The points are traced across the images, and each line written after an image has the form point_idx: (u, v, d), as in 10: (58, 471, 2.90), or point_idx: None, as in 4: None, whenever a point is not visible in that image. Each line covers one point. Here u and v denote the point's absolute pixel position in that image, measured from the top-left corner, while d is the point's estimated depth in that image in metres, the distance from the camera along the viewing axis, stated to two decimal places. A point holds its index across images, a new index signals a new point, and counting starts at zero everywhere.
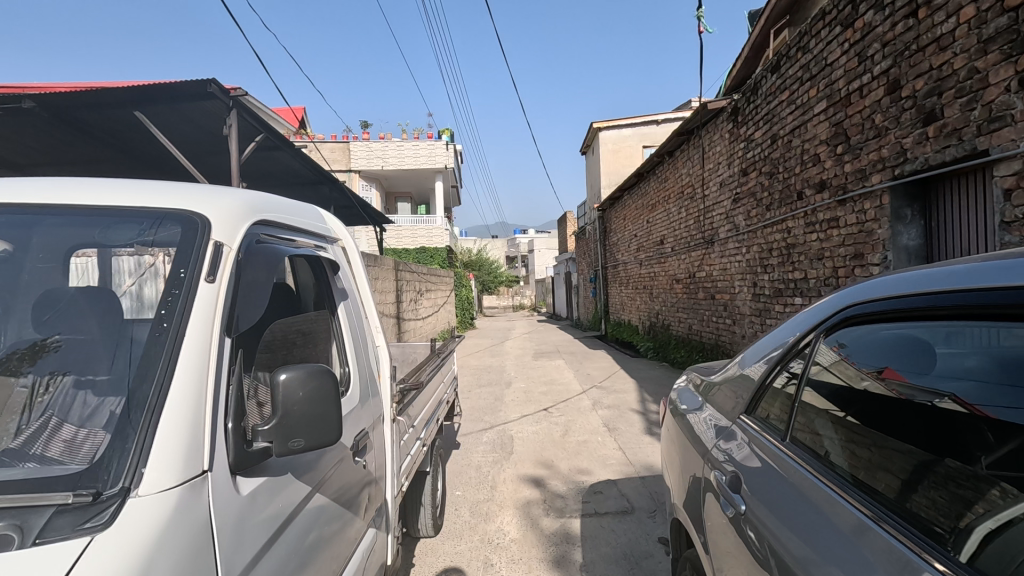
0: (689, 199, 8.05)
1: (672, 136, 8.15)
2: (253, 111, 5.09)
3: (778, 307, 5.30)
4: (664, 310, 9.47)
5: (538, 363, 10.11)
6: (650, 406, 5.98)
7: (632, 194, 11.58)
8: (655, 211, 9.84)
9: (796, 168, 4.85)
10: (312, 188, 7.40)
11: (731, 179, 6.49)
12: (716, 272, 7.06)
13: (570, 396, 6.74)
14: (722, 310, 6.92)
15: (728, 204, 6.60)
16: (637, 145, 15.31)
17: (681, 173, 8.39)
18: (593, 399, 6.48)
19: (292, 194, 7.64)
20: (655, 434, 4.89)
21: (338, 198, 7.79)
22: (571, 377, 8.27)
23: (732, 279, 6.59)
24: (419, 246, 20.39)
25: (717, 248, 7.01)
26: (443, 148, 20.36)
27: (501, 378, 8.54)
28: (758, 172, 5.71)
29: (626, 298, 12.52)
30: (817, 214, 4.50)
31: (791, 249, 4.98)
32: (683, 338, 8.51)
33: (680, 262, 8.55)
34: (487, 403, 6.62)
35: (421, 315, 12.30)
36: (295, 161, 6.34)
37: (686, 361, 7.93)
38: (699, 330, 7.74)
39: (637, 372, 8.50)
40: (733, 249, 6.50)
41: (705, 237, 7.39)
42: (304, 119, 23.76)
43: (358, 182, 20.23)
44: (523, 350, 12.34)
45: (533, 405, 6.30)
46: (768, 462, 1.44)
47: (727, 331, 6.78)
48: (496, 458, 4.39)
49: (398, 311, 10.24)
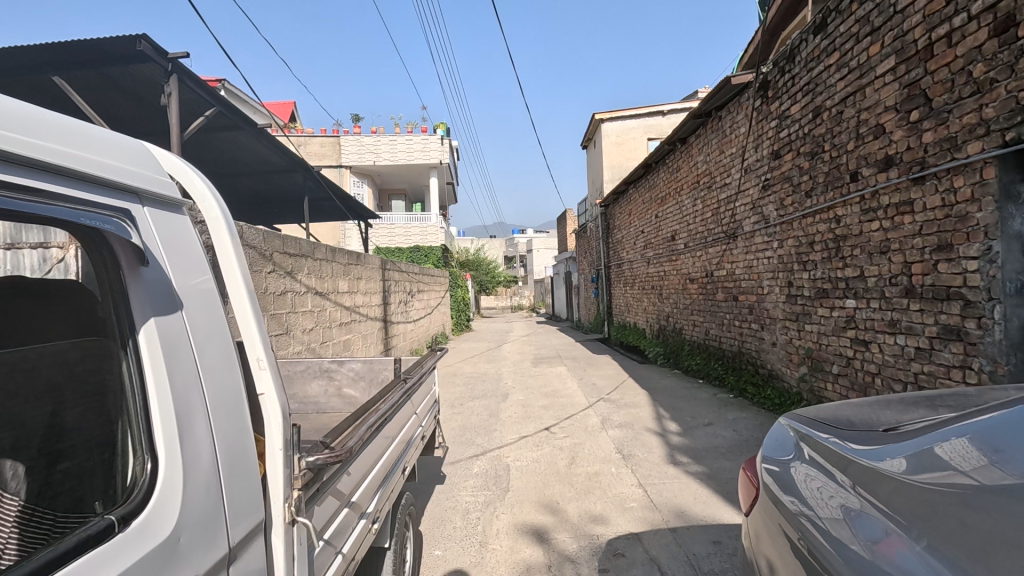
0: (705, 188, 7.23)
1: (688, 118, 7.32)
2: (199, 79, 4.25)
3: (821, 310, 4.49)
4: (676, 313, 8.66)
5: (537, 370, 9.30)
6: (668, 426, 5.18)
7: (638, 187, 10.77)
8: (665, 203, 9.03)
9: (848, 144, 4.04)
10: (283, 175, 6.60)
11: (758, 162, 5.68)
12: (739, 270, 6.25)
13: (574, 412, 5.94)
14: (746, 312, 6.12)
15: (755, 192, 5.80)
16: (641, 137, 14.49)
17: (696, 160, 7.59)
18: (601, 416, 5.67)
19: (262, 184, 6.85)
20: (678, 464, 4.09)
21: (315, 188, 7.00)
22: (575, 387, 7.47)
23: (759, 277, 5.78)
24: (413, 245, 19.59)
25: (739, 241, 6.21)
26: (437, 142, 19.53)
27: (498, 388, 7.73)
28: (794, 153, 4.90)
29: (631, 299, 11.72)
30: (878, 198, 3.70)
31: (840, 241, 4.16)
32: (698, 343, 7.71)
33: (694, 259, 7.75)
34: (481, 420, 5.82)
35: (412, 318, 11.49)
36: (258, 139, 5.55)
37: (703, 370, 7.13)
38: (719, 334, 6.94)
39: (646, 381, 7.70)
40: (761, 244, 5.70)
41: (726, 230, 6.58)
42: (294, 113, 22.92)
43: (349, 178, 19.39)
44: (522, 355, 11.53)
45: (533, 424, 5.50)
46: (870, 517, 1.14)
47: (752, 337, 5.98)
48: (488, 498, 3.60)
49: (385, 314, 9.43)
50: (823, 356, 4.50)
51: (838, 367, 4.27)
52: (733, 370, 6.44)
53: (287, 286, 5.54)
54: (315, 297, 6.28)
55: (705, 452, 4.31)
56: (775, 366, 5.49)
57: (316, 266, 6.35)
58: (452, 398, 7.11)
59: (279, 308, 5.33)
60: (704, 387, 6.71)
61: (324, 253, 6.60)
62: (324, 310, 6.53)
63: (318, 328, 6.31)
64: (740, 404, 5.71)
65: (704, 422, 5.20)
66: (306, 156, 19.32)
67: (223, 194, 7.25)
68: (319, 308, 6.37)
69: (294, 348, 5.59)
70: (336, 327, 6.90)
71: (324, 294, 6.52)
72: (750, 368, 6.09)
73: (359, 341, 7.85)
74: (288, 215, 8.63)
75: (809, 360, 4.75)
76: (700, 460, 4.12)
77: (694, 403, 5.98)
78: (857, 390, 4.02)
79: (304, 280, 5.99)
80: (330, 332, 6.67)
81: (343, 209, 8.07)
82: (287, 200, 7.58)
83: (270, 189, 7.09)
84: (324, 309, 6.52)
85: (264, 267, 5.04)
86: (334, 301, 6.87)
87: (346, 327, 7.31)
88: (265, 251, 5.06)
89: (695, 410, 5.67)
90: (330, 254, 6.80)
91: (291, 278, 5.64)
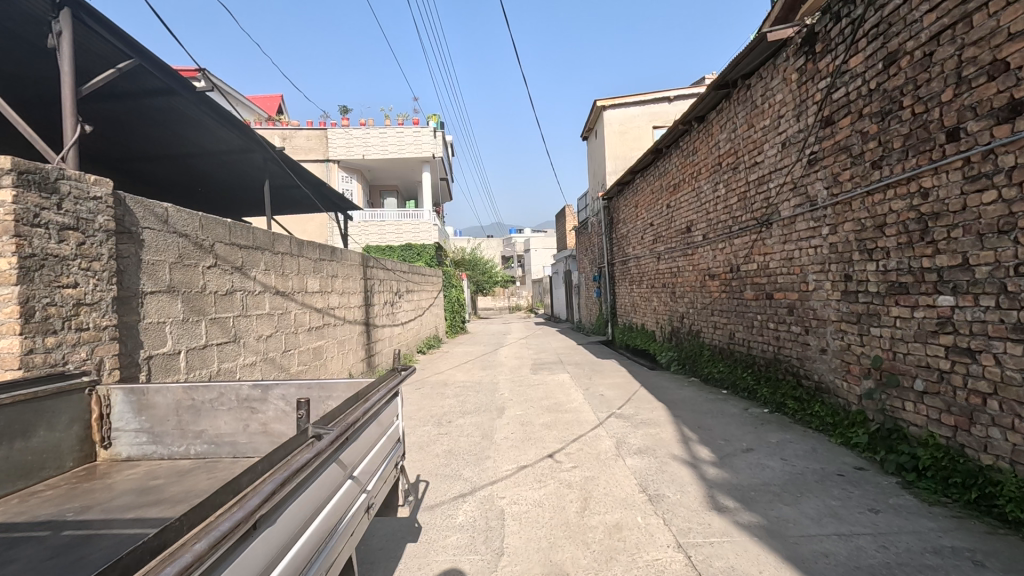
0: (729, 170, 6.30)
1: (710, 90, 6.38)
2: (100, 17, 3.29)
3: (897, 310, 3.57)
4: (693, 314, 7.72)
5: (537, 378, 8.37)
6: (699, 453, 4.23)
7: (647, 175, 9.85)
8: (679, 190, 8.08)
9: (942, 94, 3.12)
10: (239, 154, 5.70)
11: (801, 133, 4.75)
12: (775, 263, 5.32)
13: (582, 434, 4.99)
14: (783, 312, 5.20)
15: (795, 170, 4.88)
16: (646, 125, 13.57)
17: (717, 139, 6.65)
18: (615, 439, 4.72)
19: (216, 165, 5.96)
20: (724, 511, 3.13)
21: (277, 170, 6.10)
22: (580, 399, 6.53)
23: (801, 270, 4.85)
24: (405, 244, 18.65)
25: (775, 229, 5.28)
26: (429, 134, 18.55)
27: (493, 400, 6.80)
28: (854, 116, 3.98)
29: (638, 298, 10.80)
30: (996, 158, 2.77)
31: (929, 221, 3.25)
32: (721, 349, 6.77)
33: (715, 252, 6.82)
34: (471, 445, 4.86)
35: (399, 321, 10.54)
36: (197, 104, 4.62)
37: (729, 380, 6.19)
38: (747, 338, 6.00)
39: (661, 392, 6.75)
40: (804, 231, 4.78)
41: (757, 217, 5.65)
42: (280, 107, 21.97)
43: (336, 173, 18.42)
44: (520, 360, 10.60)
45: (534, 451, 4.55)
46: None
47: (792, 342, 5.06)
48: (474, 568, 2.64)
49: (368, 317, 8.48)
50: (901, 368, 3.57)
51: (925, 382, 3.35)
52: (766, 381, 5.50)
53: (235, 284, 4.58)
54: (275, 299, 5.32)
55: (754, 493, 3.36)
56: (825, 378, 4.55)
57: (277, 262, 5.39)
58: (440, 414, 6.16)
59: (224, 311, 4.37)
60: (731, 401, 5.77)
61: (288, 247, 5.64)
62: (288, 314, 5.57)
63: (280, 335, 5.35)
64: (781, 424, 4.77)
65: (743, 448, 4.25)
66: (292, 150, 18.35)
67: (172, 180, 6.32)
68: (281, 312, 5.41)
69: (244, 360, 4.63)
70: (304, 333, 5.95)
71: (287, 295, 5.56)
72: (790, 379, 5.15)
73: (334, 348, 6.88)
74: (256, 205, 7.75)
75: (877, 372, 3.82)
76: (750, 506, 3.17)
77: (723, 422, 5.04)
78: (958, 413, 3.10)
79: (260, 278, 5.03)
80: (296, 339, 5.72)
81: (314, 196, 7.19)
82: (247, 186, 6.65)
83: (227, 173, 6.21)
84: (287, 312, 5.56)
85: (201, 261, 4.08)
86: (301, 303, 5.91)
87: (317, 333, 6.36)
88: (203, 240, 4.10)
89: (727, 431, 4.73)
90: (295, 248, 5.84)
91: (242, 275, 4.68)
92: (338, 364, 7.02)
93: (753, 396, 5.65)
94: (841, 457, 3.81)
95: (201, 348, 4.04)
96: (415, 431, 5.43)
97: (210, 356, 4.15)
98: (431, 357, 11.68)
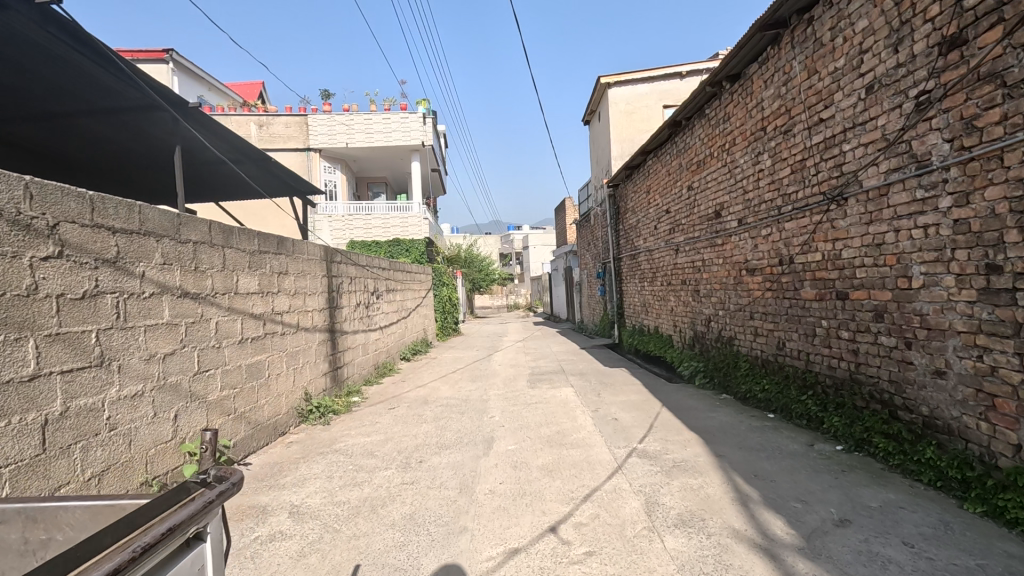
0: (777, 136, 4.96)
1: (752, 33, 5.02)
2: None
3: None
4: (724, 316, 6.39)
5: (535, 394, 7.02)
6: (771, 528, 2.88)
7: (662, 154, 8.50)
8: (705, 168, 6.73)
9: None
10: (136, 112, 4.34)
11: (900, 68, 3.41)
12: (851, 251, 3.98)
13: (597, 486, 3.63)
14: (864, 318, 3.87)
15: (889, 122, 3.54)
16: (655, 104, 12.23)
17: (758, 98, 5.30)
18: (644, 500, 3.36)
19: (114, 128, 4.62)
20: None
21: (192, 135, 4.75)
22: (589, 426, 5.19)
23: (897, 260, 3.52)
24: (393, 239, 17.36)
25: (852, 206, 3.94)
26: (418, 121, 17.16)
27: (480, 426, 5.46)
28: (1010, 23, 2.63)
29: (650, 298, 9.47)
30: None
31: None
32: (765, 362, 5.43)
33: (756, 240, 5.48)
34: (442, 504, 3.51)
35: (377, 325, 9.20)
36: (44, 29, 3.24)
37: (782, 404, 4.86)
38: (805, 350, 4.67)
39: (689, 416, 5.42)
40: (903, 206, 3.45)
41: (821, 191, 4.32)
42: (261, 93, 20.58)
43: (318, 162, 17.05)
44: (516, 368, 9.26)
45: (530, 519, 3.19)
46: None
47: (880, 358, 3.73)
48: None
49: (333, 322, 7.14)
50: None
51: None
52: (837, 407, 4.17)
53: (103, 283, 3.21)
54: (182, 303, 3.96)
55: None
56: (943, 412, 3.23)
57: (185, 254, 4.03)
58: (410, 449, 4.82)
59: (77, 324, 3.01)
60: (788, 433, 4.43)
61: (206, 234, 4.28)
62: (203, 322, 4.21)
63: (188, 352, 4.00)
64: (873, 475, 3.43)
65: (835, 520, 2.91)
66: (269, 137, 16.94)
67: (64, 147, 4.96)
68: (191, 320, 4.05)
69: (119, 391, 3.27)
70: (232, 347, 4.60)
71: (203, 297, 4.20)
72: (875, 408, 3.82)
73: (280, 364, 5.53)
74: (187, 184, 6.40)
75: None
76: None
77: (787, 469, 3.71)
78: None
79: (153, 275, 3.66)
80: (217, 356, 4.36)
81: (252, 170, 5.83)
82: (163, 156, 5.28)
83: (133, 141, 4.88)
84: (203, 320, 4.20)
85: (26, 250, 2.70)
86: (227, 307, 4.55)
87: (254, 345, 5.00)
88: (32, 219, 2.74)
89: (801, 486, 3.38)
90: (219, 236, 4.49)
91: (116, 271, 3.32)
92: (287, 382, 5.66)
93: (818, 425, 4.33)
94: (1006, 547, 2.47)
95: (28, 381, 2.67)
96: (372, 479, 4.08)
97: (48, 392, 2.78)
98: (415, 365, 10.33)
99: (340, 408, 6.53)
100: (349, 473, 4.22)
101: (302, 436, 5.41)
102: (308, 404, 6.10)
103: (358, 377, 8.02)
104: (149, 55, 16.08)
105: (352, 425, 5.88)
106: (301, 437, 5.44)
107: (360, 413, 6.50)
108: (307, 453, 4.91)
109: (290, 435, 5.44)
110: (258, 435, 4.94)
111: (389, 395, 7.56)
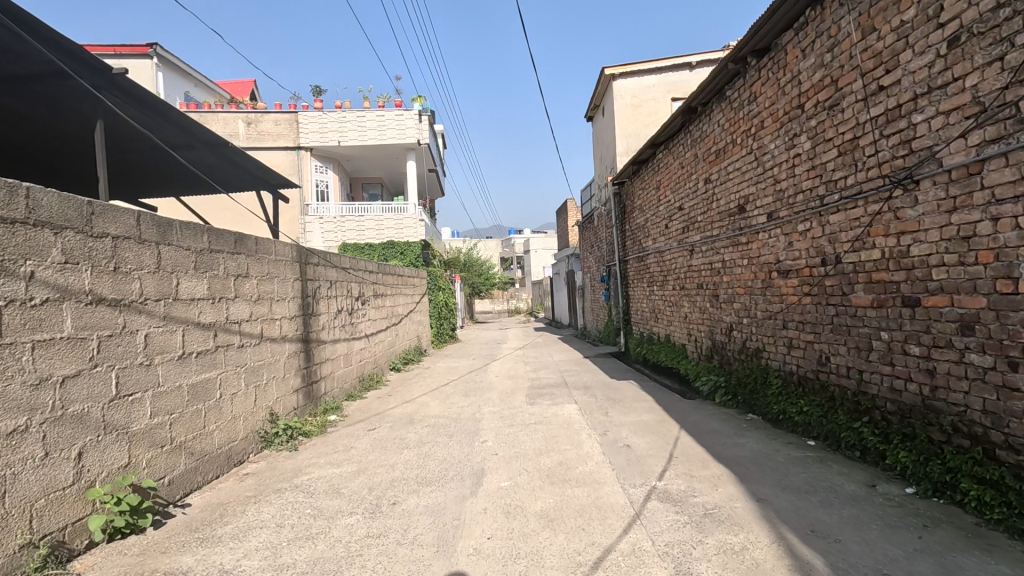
0: (818, 113, 4.20)
1: None
2: None
3: None
4: (749, 325, 5.62)
5: (535, 412, 6.24)
6: None
7: (674, 145, 7.74)
8: (725, 157, 5.97)
9: None
10: (51, 80, 3.60)
11: (1002, 10, 2.65)
12: (923, 247, 3.22)
13: (611, 546, 2.85)
14: (944, 329, 3.10)
15: (984, 81, 2.77)
16: (663, 96, 11.50)
17: (793, 71, 4.53)
18: (672, 569, 2.59)
19: (27, 99, 3.86)
20: None
21: (122, 106, 4.05)
22: (596, 457, 4.41)
23: (995, 257, 2.76)
24: (387, 241, 16.61)
25: (925, 191, 3.17)
26: (413, 119, 16.41)
27: (469, 455, 4.68)
28: None
29: (660, 304, 8.70)
30: None
31: None
32: (802, 379, 4.66)
33: (790, 237, 4.71)
34: (412, 571, 2.73)
35: (362, 333, 8.44)
36: None
37: (829, 431, 4.08)
38: (856, 367, 3.89)
39: (714, 443, 4.63)
40: (1004, 187, 2.69)
41: (880, 176, 3.55)
42: (253, 90, 19.91)
43: (309, 161, 16.33)
44: (515, 380, 8.48)
45: None
46: None
47: (969, 382, 2.96)
48: None
49: (308, 331, 6.38)
50: None
51: None
52: (905, 441, 3.39)
53: None
54: (94, 313, 3.19)
55: None
56: None
57: (99, 251, 3.26)
58: (383, 486, 4.04)
59: None
60: (841, 469, 3.65)
61: (131, 228, 3.52)
62: (127, 336, 3.44)
63: (102, 374, 3.22)
64: (970, 536, 2.65)
65: None
66: (258, 135, 16.20)
67: None
68: (107, 333, 3.29)
69: None
70: (169, 364, 3.83)
71: (126, 305, 3.44)
72: (960, 444, 3.04)
73: (236, 381, 4.75)
74: (130, 172, 5.63)
75: None
76: None
77: (852, 523, 2.92)
78: None
79: (48, 277, 2.90)
80: (146, 376, 3.59)
81: (205, 154, 5.14)
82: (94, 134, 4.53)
83: (56, 118, 4.19)
84: (126, 332, 3.43)
85: None
86: (164, 316, 3.79)
87: (201, 361, 4.23)
88: None
89: (877, 551, 2.60)
90: (152, 231, 3.74)
91: None
92: (246, 402, 4.89)
93: (881, 462, 3.54)
94: None
95: None
96: (330, 530, 3.30)
97: None
98: (406, 377, 9.56)
99: (312, 430, 5.75)
100: (304, 521, 3.44)
101: (261, 467, 4.63)
102: (274, 427, 5.33)
103: (339, 392, 7.25)
104: (132, 50, 15.45)
105: (322, 451, 5.10)
106: (260, 467, 4.66)
107: (336, 436, 5.72)
108: (261, 490, 4.12)
109: (248, 465, 4.66)
110: (204, 468, 4.16)
111: (372, 412, 6.79)
